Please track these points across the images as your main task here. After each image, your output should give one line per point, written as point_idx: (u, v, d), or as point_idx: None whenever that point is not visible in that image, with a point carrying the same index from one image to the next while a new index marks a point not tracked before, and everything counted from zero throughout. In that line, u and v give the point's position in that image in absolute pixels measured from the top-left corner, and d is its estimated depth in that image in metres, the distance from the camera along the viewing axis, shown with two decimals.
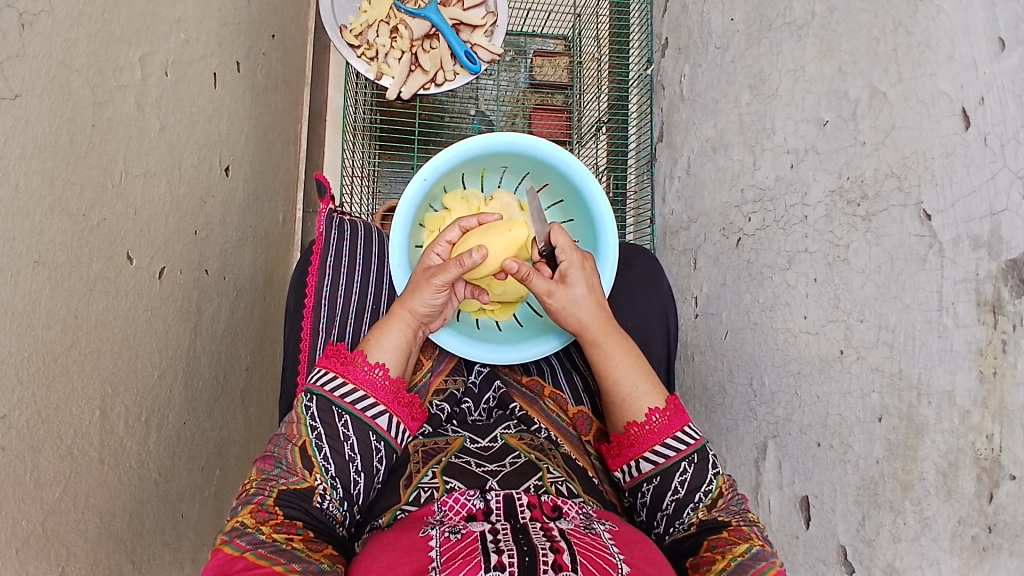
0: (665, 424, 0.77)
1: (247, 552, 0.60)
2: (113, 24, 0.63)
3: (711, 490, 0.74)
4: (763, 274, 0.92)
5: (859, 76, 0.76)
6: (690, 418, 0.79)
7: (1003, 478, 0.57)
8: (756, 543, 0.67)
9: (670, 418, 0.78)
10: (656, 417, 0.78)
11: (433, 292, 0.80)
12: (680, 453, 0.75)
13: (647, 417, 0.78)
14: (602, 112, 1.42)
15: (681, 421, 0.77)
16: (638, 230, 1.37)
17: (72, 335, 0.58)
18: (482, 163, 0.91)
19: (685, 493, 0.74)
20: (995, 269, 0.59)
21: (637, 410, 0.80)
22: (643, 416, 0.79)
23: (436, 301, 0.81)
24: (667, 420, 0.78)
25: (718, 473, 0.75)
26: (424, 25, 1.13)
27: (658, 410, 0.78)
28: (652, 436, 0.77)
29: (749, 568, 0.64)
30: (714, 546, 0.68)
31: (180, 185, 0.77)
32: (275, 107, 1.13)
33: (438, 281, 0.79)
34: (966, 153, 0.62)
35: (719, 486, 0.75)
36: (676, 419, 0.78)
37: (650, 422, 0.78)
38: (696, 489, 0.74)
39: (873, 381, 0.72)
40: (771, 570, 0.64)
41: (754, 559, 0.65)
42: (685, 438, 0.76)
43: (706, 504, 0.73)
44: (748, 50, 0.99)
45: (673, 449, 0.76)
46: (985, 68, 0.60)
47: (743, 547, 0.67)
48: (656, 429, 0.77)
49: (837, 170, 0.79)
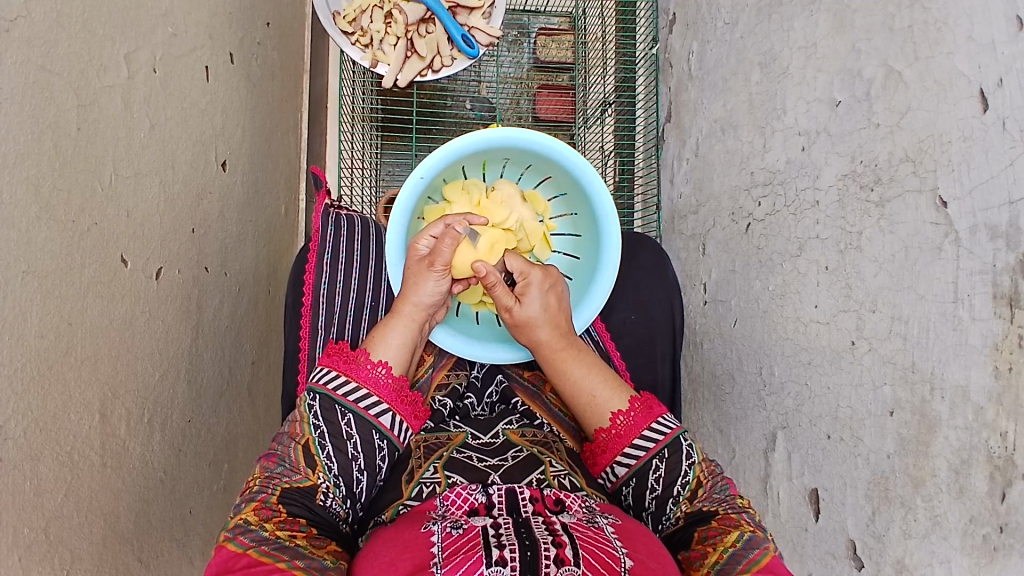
0: (630, 424, 0.78)
1: (251, 549, 0.59)
2: (95, 24, 0.62)
3: (689, 481, 0.73)
4: (774, 261, 0.90)
5: (872, 54, 0.72)
6: (661, 410, 0.79)
7: (1016, 478, 0.55)
8: (748, 530, 0.65)
9: (635, 418, 0.78)
10: (622, 419, 0.79)
11: (435, 280, 0.80)
12: (650, 451, 0.75)
13: (613, 421, 0.79)
14: (608, 93, 1.39)
15: (651, 417, 0.78)
16: (646, 217, 1.34)
17: (67, 343, 0.58)
18: (482, 156, 0.88)
19: (663, 489, 0.73)
20: (1013, 260, 0.56)
21: (602, 416, 0.81)
22: (608, 421, 0.80)
23: (439, 291, 0.81)
24: (632, 420, 0.78)
25: (695, 462, 0.74)
26: (419, 10, 1.10)
27: (622, 413, 0.79)
28: (620, 439, 0.78)
29: (740, 560, 0.62)
30: (705, 538, 0.66)
31: (174, 183, 0.77)
32: (273, 96, 1.12)
33: (438, 266, 0.79)
34: (984, 137, 0.59)
35: (697, 475, 0.73)
36: (643, 417, 0.78)
37: (616, 425, 0.79)
38: (672, 483, 0.73)
39: (884, 374, 0.70)
40: (765, 557, 0.62)
41: (746, 548, 0.63)
42: (656, 433, 0.76)
43: (687, 497, 0.72)
44: (758, 26, 0.95)
45: (643, 447, 0.76)
46: (1005, 47, 0.57)
47: (735, 535, 0.65)
48: (622, 431, 0.78)
49: (850, 154, 0.75)
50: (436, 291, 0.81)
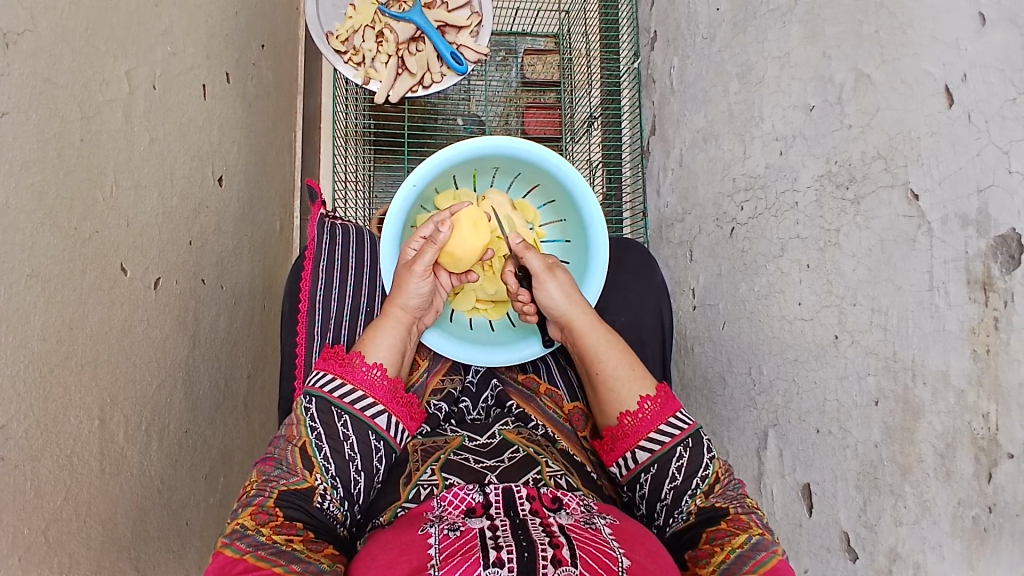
0: (658, 409, 0.79)
1: (247, 554, 0.60)
2: (98, 40, 0.64)
3: (707, 475, 0.74)
4: (758, 263, 0.92)
5: (843, 60, 0.76)
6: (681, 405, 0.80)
7: (1001, 458, 0.57)
8: (756, 533, 0.66)
9: (662, 405, 0.79)
10: (649, 404, 0.79)
11: (419, 280, 0.82)
12: (676, 438, 0.76)
13: (639, 405, 0.80)
14: (594, 107, 1.43)
15: (677, 406, 0.79)
16: (634, 228, 1.37)
17: (68, 347, 0.59)
18: (473, 166, 0.91)
19: (682, 480, 0.74)
20: (984, 246, 0.58)
21: (627, 399, 0.81)
22: (635, 405, 0.80)
23: (424, 292, 0.83)
24: (658, 407, 0.79)
25: (715, 458, 0.76)
26: (409, 29, 1.14)
27: (649, 398, 0.80)
28: (646, 423, 0.78)
29: (748, 560, 0.63)
30: (713, 539, 0.67)
31: (172, 196, 0.79)
32: (268, 117, 1.14)
33: (421, 266, 0.81)
34: (950, 131, 0.62)
35: (716, 471, 0.75)
36: (668, 405, 0.79)
37: (642, 410, 0.79)
38: (693, 474, 0.74)
39: (868, 364, 0.71)
40: (771, 559, 0.63)
41: (754, 550, 0.64)
42: (679, 423, 0.77)
43: (704, 491, 0.73)
44: (735, 39, 0.99)
45: (669, 434, 0.77)
46: (967, 44, 0.60)
47: (742, 538, 0.66)
48: (649, 416, 0.78)
49: (825, 155, 0.78)
50: (423, 291, 0.83)
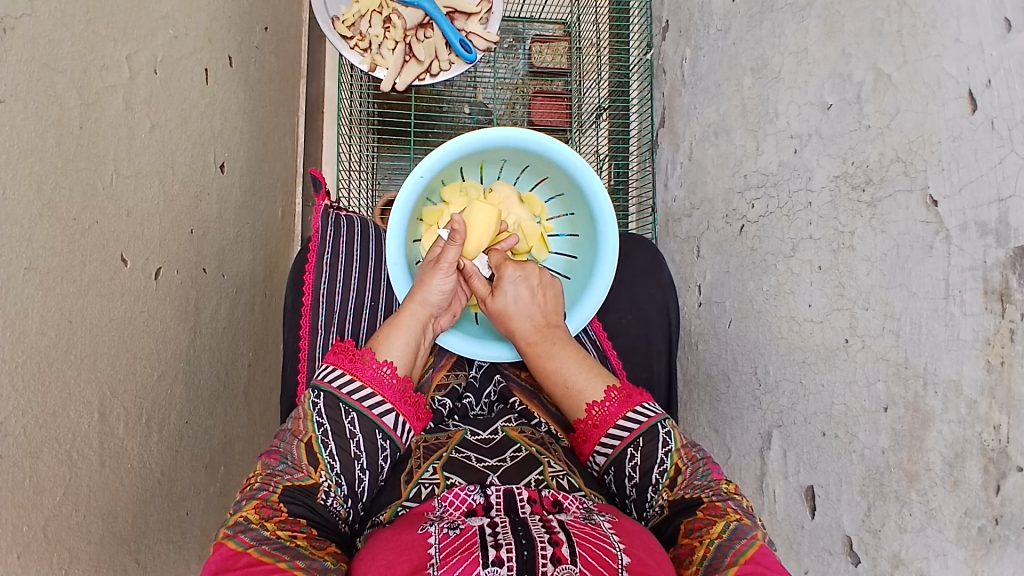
0: (607, 413, 0.78)
1: (252, 548, 0.58)
2: (98, 23, 0.62)
3: (666, 469, 0.72)
4: (767, 262, 0.91)
5: (863, 58, 0.74)
6: (640, 399, 0.79)
7: (1010, 470, 0.56)
8: (733, 519, 0.64)
9: (612, 407, 0.78)
10: (598, 408, 0.79)
11: (443, 277, 0.83)
12: (626, 440, 0.75)
13: (589, 411, 0.80)
14: (602, 98, 1.40)
15: (628, 406, 0.78)
16: (641, 220, 1.36)
17: (67, 340, 0.58)
18: (481, 157, 0.89)
19: (640, 477, 0.73)
20: (1003, 256, 0.57)
21: (579, 406, 0.81)
22: (584, 412, 0.80)
23: (445, 289, 0.83)
24: (609, 409, 0.78)
25: (673, 450, 0.74)
26: (418, 14, 1.11)
27: (597, 403, 0.79)
28: (597, 428, 0.78)
29: (727, 551, 0.60)
30: (691, 531, 0.64)
31: (173, 184, 0.77)
32: (270, 101, 1.12)
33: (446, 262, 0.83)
34: (972, 137, 0.60)
35: (675, 463, 0.72)
36: (619, 407, 0.78)
37: (593, 416, 0.79)
38: (650, 470, 0.73)
39: (878, 370, 0.71)
40: (752, 547, 0.60)
41: (731, 539, 0.61)
42: (632, 421, 0.76)
43: (666, 484, 0.71)
44: (750, 32, 0.97)
45: (618, 437, 0.76)
46: (992, 49, 0.59)
47: (720, 526, 0.63)
48: (598, 421, 0.78)
49: (841, 155, 0.77)
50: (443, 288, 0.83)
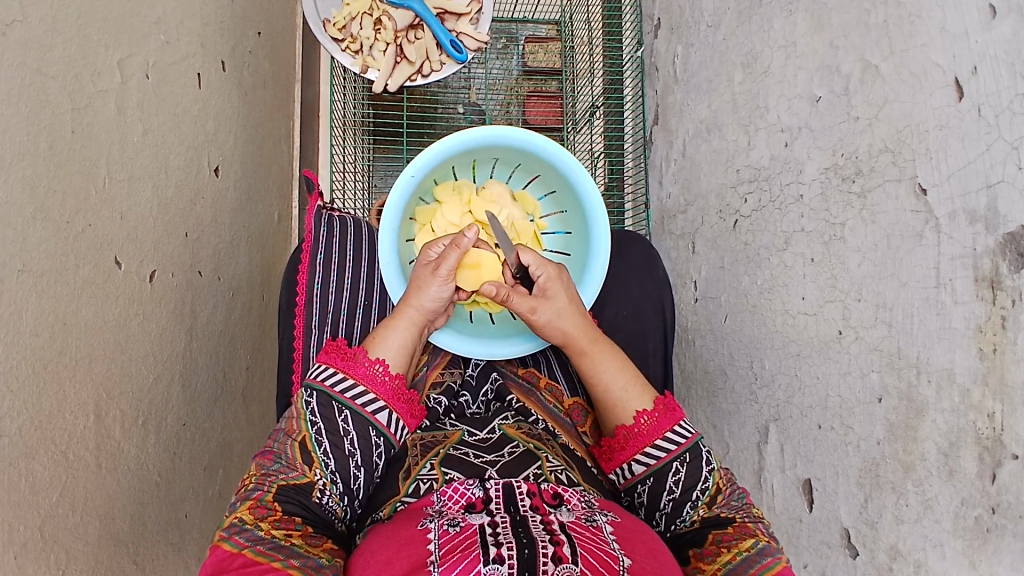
0: (654, 424, 0.78)
1: (246, 549, 0.59)
2: (90, 29, 0.63)
3: (708, 487, 0.73)
4: (761, 256, 0.91)
5: (850, 49, 0.74)
6: (682, 415, 0.78)
7: (1005, 458, 0.56)
8: (763, 539, 0.66)
9: (659, 419, 0.78)
10: (645, 418, 0.79)
11: (439, 286, 0.81)
12: (671, 454, 0.75)
13: (636, 419, 0.79)
14: (596, 97, 1.41)
15: (673, 420, 0.78)
16: (636, 219, 1.36)
17: (62, 343, 0.58)
18: (472, 156, 0.90)
19: (681, 493, 0.73)
20: (993, 243, 0.57)
21: (625, 413, 0.80)
22: (631, 419, 0.79)
23: (442, 297, 0.82)
24: (655, 421, 0.78)
25: (714, 469, 0.75)
26: (408, 16, 1.12)
27: (646, 413, 0.79)
28: (642, 437, 0.78)
29: (753, 564, 0.64)
30: (720, 540, 0.67)
31: (167, 188, 0.77)
32: (266, 105, 1.13)
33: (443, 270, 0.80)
34: (960, 125, 0.60)
35: (717, 482, 0.74)
36: (666, 419, 0.78)
37: (639, 424, 0.79)
38: (692, 487, 0.73)
39: (871, 361, 0.71)
40: (777, 565, 0.63)
41: (760, 554, 0.64)
42: (677, 436, 0.76)
43: (705, 502, 0.72)
44: (740, 28, 0.97)
45: (665, 449, 0.76)
46: (977, 37, 0.59)
47: (749, 542, 0.66)
48: (644, 431, 0.78)
49: (831, 147, 0.77)
50: (439, 296, 0.82)
